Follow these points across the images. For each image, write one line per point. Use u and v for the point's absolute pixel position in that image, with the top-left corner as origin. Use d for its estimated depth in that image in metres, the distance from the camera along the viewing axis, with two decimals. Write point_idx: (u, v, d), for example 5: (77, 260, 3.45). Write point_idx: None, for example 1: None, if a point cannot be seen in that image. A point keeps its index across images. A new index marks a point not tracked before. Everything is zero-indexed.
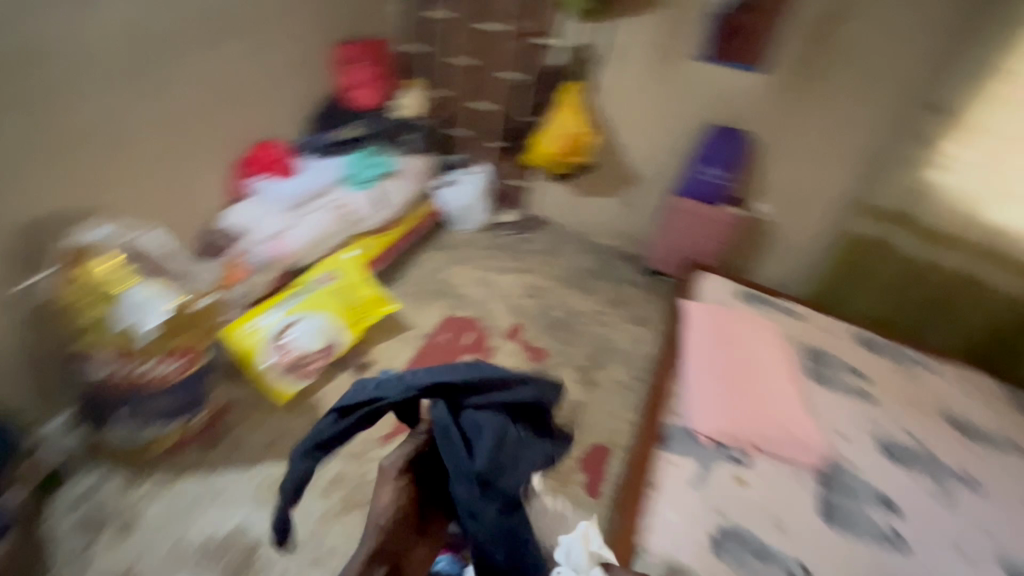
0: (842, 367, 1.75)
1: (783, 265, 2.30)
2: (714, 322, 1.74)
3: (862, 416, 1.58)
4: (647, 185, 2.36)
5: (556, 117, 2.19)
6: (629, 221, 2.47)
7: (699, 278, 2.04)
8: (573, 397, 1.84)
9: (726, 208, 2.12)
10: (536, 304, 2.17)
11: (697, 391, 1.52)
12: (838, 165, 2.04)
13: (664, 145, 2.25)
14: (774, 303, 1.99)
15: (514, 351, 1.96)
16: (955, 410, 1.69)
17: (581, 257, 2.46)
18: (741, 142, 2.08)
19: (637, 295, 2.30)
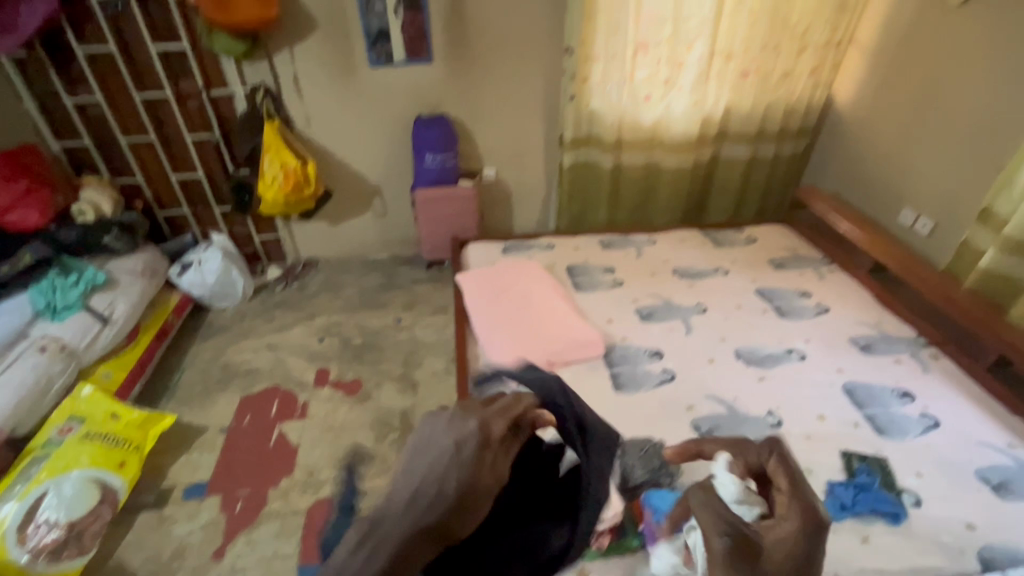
0: (596, 269, 2.12)
1: (530, 210, 2.65)
2: (484, 282, 1.94)
3: (619, 300, 1.94)
4: (390, 189, 2.47)
5: (271, 160, 2.10)
6: (392, 228, 2.57)
7: (465, 251, 2.23)
8: (401, 406, 1.85)
9: (461, 183, 2.33)
10: (335, 341, 2.13)
11: (491, 344, 1.68)
12: (527, 115, 2.38)
13: (385, 149, 2.36)
14: (531, 244, 2.28)
15: (329, 395, 1.89)
16: (677, 264, 2.16)
17: (362, 279, 2.49)
18: (447, 124, 2.25)
19: (427, 289, 2.41)
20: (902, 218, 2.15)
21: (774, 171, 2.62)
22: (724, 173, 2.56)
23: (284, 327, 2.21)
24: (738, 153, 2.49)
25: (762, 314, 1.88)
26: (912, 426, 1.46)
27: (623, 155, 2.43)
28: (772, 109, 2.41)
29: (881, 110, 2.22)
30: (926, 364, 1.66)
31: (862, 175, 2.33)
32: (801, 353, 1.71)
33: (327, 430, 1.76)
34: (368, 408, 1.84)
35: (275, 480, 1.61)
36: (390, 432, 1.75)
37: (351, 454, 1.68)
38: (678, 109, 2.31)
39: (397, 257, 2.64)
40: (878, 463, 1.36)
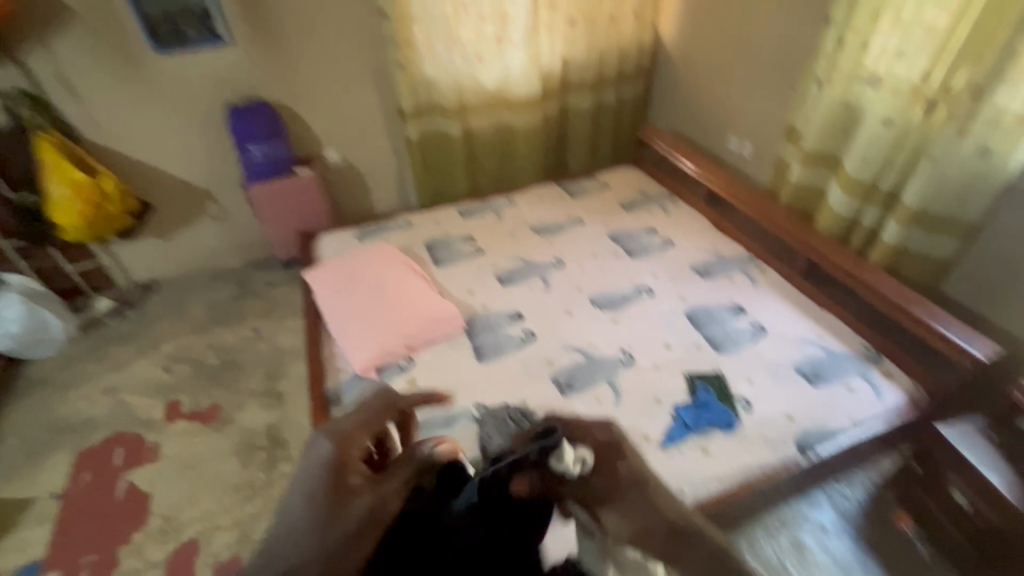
0: (456, 240, 2.08)
1: (388, 189, 2.53)
2: (334, 275, 1.82)
3: (479, 269, 1.92)
4: (222, 191, 2.22)
5: (53, 181, 1.78)
6: (235, 232, 2.34)
7: (315, 244, 2.08)
8: (266, 422, 1.72)
9: (298, 172, 2.14)
10: (186, 367, 1.93)
11: (345, 339, 1.59)
12: (359, 89, 2.22)
13: (204, 147, 2.10)
14: (388, 225, 2.17)
15: (183, 429, 1.72)
16: (535, 222, 2.17)
17: (212, 293, 2.26)
18: (270, 112, 2.05)
19: (286, 291, 2.25)
20: (731, 146, 2.30)
21: (621, 116, 2.68)
22: (574, 124, 2.58)
23: (122, 363, 1.96)
24: (583, 103, 2.50)
25: (615, 259, 1.95)
26: (744, 338, 1.60)
27: (469, 119, 2.35)
28: (606, 55, 2.44)
29: (700, 44, 2.32)
30: (753, 278, 1.82)
31: (696, 110, 2.45)
32: (650, 289, 1.80)
33: (184, 467, 1.60)
34: (230, 432, 1.70)
35: (127, 536, 1.45)
36: (256, 453, 1.63)
37: (213, 488, 1.55)
38: (514, 66, 2.24)
39: (250, 262, 2.42)
40: (715, 378, 1.48)
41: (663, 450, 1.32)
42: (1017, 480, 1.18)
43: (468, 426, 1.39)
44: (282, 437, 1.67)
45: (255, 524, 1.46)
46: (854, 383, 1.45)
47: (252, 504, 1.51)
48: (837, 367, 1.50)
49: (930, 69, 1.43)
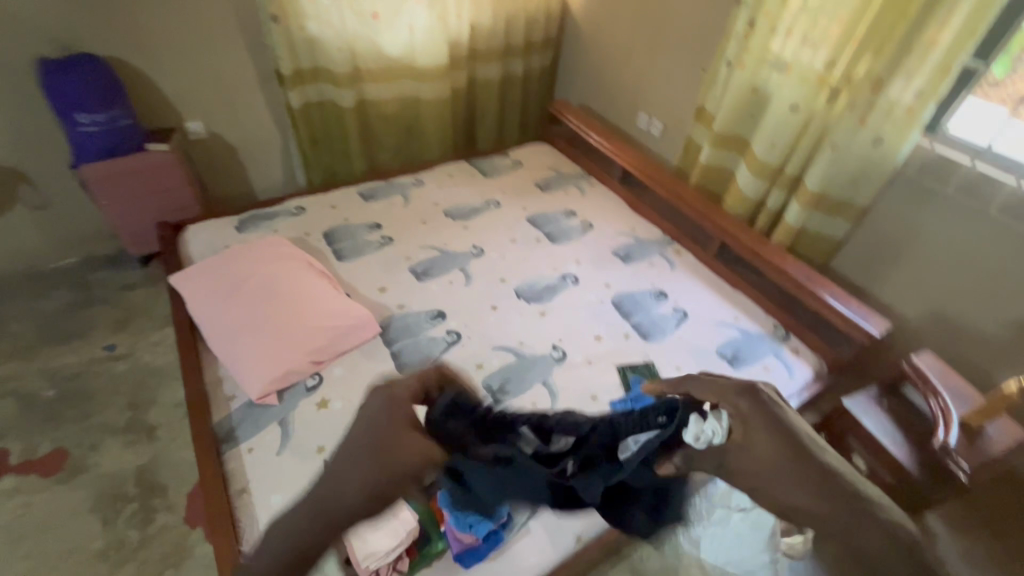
0: (359, 228, 1.83)
1: (270, 166, 2.16)
2: (211, 277, 1.50)
3: (389, 261, 1.71)
4: (38, 172, 1.72)
5: None
6: (64, 223, 1.85)
7: (181, 238, 1.70)
8: (134, 464, 1.40)
9: (149, 148, 1.72)
10: (9, 405, 1.50)
11: (234, 359, 1.32)
12: (224, 45, 1.82)
13: (6, 114, 1.60)
14: (273, 211, 1.85)
15: (13, 487, 1.34)
16: (447, 206, 1.98)
17: (38, 302, 1.78)
18: (95, 66, 1.57)
19: (145, 295, 1.84)
20: (640, 123, 2.29)
21: (529, 87, 2.55)
22: (482, 95, 2.40)
23: None
24: (491, 73, 2.32)
25: (536, 245, 1.85)
26: (669, 324, 1.61)
27: (365, 87, 2.06)
28: (514, 20, 2.26)
29: (609, 15, 2.24)
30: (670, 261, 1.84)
31: (605, 85, 2.39)
32: (575, 277, 1.74)
33: (19, 538, 1.25)
34: (84, 483, 1.35)
35: None
36: (124, 506, 1.32)
37: (65, 560, 1.22)
38: (416, 28, 1.97)
39: (92, 259, 1.94)
40: (647, 368, 1.47)
41: None
42: (906, 442, 1.32)
43: None
44: (158, 481, 1.37)
45: None
46: (770, 362, 1.53)
47: (123, 572, 1.22)
48: (753, 347, 1.56)
49: (833, 58, 1.48)
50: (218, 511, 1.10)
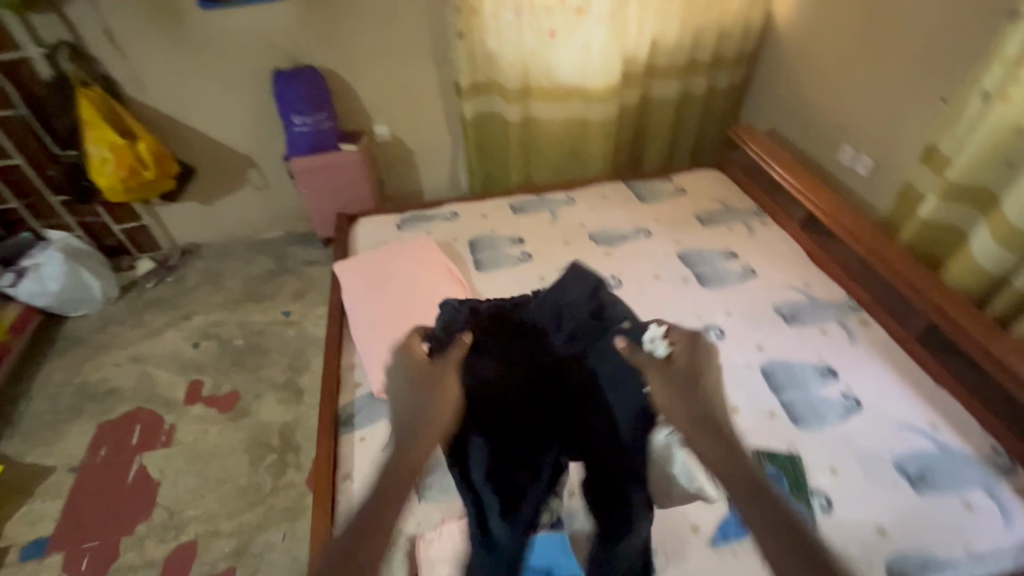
0: (503, 240, 1.86)
1: (438, 169, 2.33)
2: (365, 270, 1.66)
3: (523, 279, 1.71)
4: (265, 160, 2.11)
5: (92, 140, 1.70)
6: (276, 203, 2.23)
7: (353, 229, 1.93)
8: (281, 420, 1.63)
9: (343, 147, 1.98)
10: (212, 345, 1.87)
11: (367, 350, 1.44)
12: (416, 60, 2.00)
13: (249, 111, 1.97)
14: (431, 214, 1.99)
15: (199, 414, 1.66)
16: (594, 228, 1.91)
17: (248, 265, 2.18)
18: (313, 76, 1.85)
19: (321, 272, 2.13)
20: (841, 157, 1.92)
21: (709, 106, 2.32)
22: (654, 114, 2.26)
23: (154, 332, 1.92)
24: (668, 90, 2.17)
25: (682, 285, 1.67)
26: (831, 412, 1.31)
27: (533, 101, 2.08)
28: (702, 34, 2.07)
29: (823, 29, 1.90)
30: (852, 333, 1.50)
31: (803, 108, 2.06)
32: (719, 330, 1.52)
33: (195, 458, 1.54)
34: (244, 426, 1.61)
35: (132, 526, 1.41)
36: (267, 454, 1.54)
37: (218, 486, 1.47)
38: (592, 44, 1.92)
39: (290, 235, 2.32)
40: (789, 461, 1.21)
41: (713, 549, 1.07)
42: None
43: None
44: (294, 441, 1.57)
45: (254, 536, 1.38)
46: (975, 499, 1.15)
47: (253, 513, 1.42)
48: (953, 472, 1.19)
49: None
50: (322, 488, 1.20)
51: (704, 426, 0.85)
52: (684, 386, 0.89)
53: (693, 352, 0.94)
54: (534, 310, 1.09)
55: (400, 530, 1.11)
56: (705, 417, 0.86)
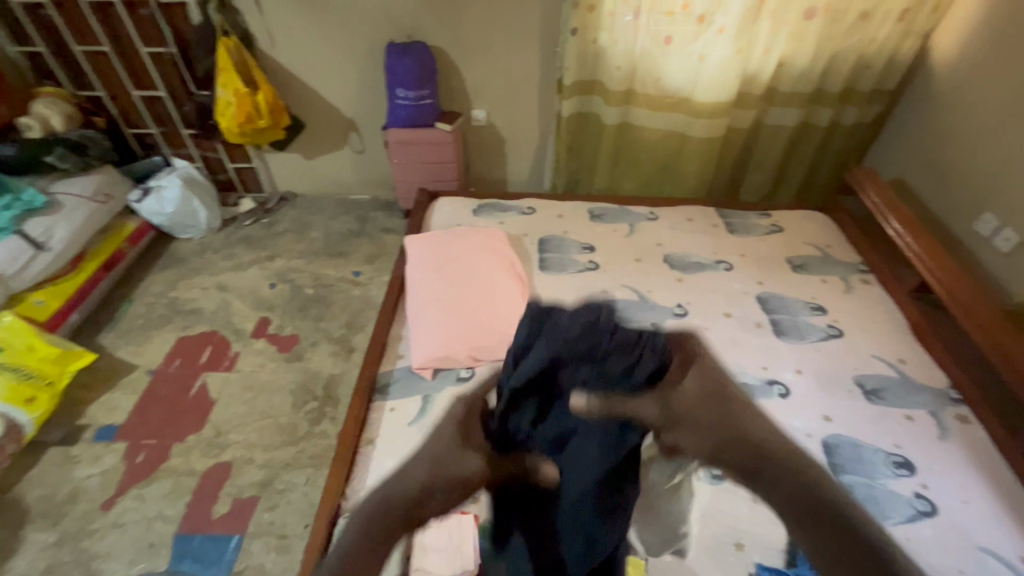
0: (573, 245, 1.82)
1: (527, 161, 2.32)
2: (432, 247, 1.70)
3: (584, 288, 1.66)
4: (367, 126, 2.21)
5: (222, 85, 1.88)
6: (369, 168, 2.34)
7: (431, 206, 1.98)
8: (329, 372, 1.71)
9: (438, 126, 2.03)
10: (286, 289, 2.00)
11: (416, 326, 1.47)
12: (525, 51, 1.99)
13: (359, 78, 2.07)
14: (508, 205, 1.99)
15: (261, 349, 1.79)
16: (671, 250, 1.81)
17: (333, 221, 2.32)
18: (422, 52, 1.91)
19: (395, 241, 2.21)
20: (979, 226, 1.66)
21: (830, 143, 2.11)
22: (765, 141, 2.09)
23: (240, 266, 2.10)
24: (787, 118, 1.99)
25: (753, 329, 1.54)
26: (897, 511, 1.14)
27: (635, 108, 2.00)
28: (838, 62, 1.87)
29: (989, 76, 1.65)
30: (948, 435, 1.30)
31: (944, 163, 1.80)
32: (784, 388, 1.38)
33: (248, 389, 1.67)
34: (296, 369, 1.72)
35: (184, 436, 1.55)
36: (309, 401, 1.63)
37: (262, 419, 1.59)
38: (709, 57, 1.80)
39: (377, 200, 2.43)
40: None
41: None
42: None
43: None
44: (335, 394, 1.65)
45: (281, 473, 1.47)
46: None
47: (284, 451, 1.52)
48: None
49: None
50: (342, 447, 1.24)
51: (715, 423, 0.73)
52: (684, 416, 0.76)
53: (700, 377, 0.80)
54: (546, 342, 0.91)
55: None
56: (666, 405, 0.79)
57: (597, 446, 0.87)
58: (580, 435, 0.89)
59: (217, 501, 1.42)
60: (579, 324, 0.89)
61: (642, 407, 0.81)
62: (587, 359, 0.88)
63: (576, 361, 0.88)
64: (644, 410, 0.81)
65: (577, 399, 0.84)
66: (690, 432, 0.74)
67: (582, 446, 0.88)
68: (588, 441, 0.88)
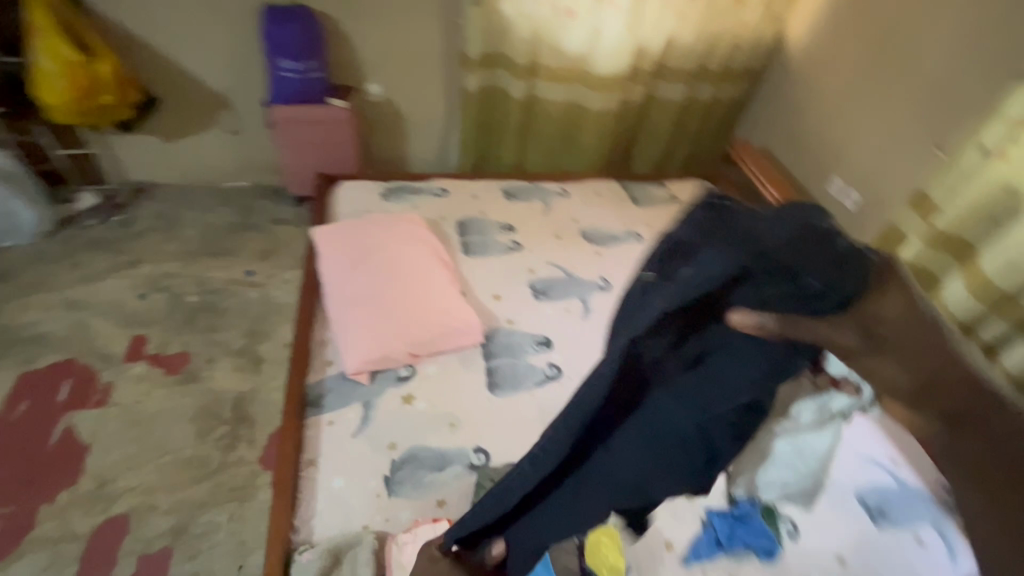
0: (493, 225, 1.78)
1: (429, 139, 2.20)
2: (344, 238, 1.55)
3: (511, 269, 1.64)
4: (241, 102, 1.92)
5: (41, 50, 1.49)
6: (247, 150, 2.05)
7: (333, 192, 1.80)
8: (235, 390, 1.50)
9: (331, 102, 1.83)
10: (162, 298, 1.70)
11: (343, 327, 1.35)
12: (422, 20, 1.86)
13: (228, 44, 1.79)
14: (418, 187, 1.88)
15: (142, 373, 1.50)
16: (586, 225, 1.86)
17: (209, 214, 2.00)
18: (307, 17, 1.70)
19: (290, 233, 1.98)
20: (830, 188, 1.95)
21: (709, 117, 2.31)
22: (656, 116, 2.22)
23: (93, 277, 1.72)
24: (674, 93, 2.13)
25: None
26: None
27: (539, 83, 2.00)
28: (716, 42, 2.04)
29: (833, 58, 1.92)
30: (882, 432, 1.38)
31: (801, 134, 2.08)
32: None
33: (133, 423, 1.40)
34: (193, 392, 1.48)
35: (53, 493, 1.26)
36: (216, 426, 1.42)
37: (159, 457, 1.35)
38: (605, 32, 1.85)
39: (260, 188, 2.14)
40: None
41: (685, 566, 1.11)
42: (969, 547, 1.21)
43: (462, 476, 1.15)
44: (248, 414, 1.45)
45: (196, 514, 1.27)
46: (927, 534, 1.20)
47: (195, 489, 1.31)
48: (909, 507, 1.23)
49: None
50: (279, 474, 1.10)
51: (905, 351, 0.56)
52: (877, 347, 0.58)
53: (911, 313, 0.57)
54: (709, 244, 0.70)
55: (366, 526, 1.06)
56: (867, 327, 0.60)
57: (746, 386, 0.66)
58: (721, 354, 0.67)
59: (115, 563, 1.18)
60: (794, 232, 0.67)
61: (829, 330, 0.61)
62: (779, 274, 0.65)
63: (773, 268, 0.65)
64: (838, 334, 0.61)
65: (738, 314, 0.65)
66: (898, 363, 0.56)
67: (719, 373, 0.67)
68: (735, 365, 0.67)
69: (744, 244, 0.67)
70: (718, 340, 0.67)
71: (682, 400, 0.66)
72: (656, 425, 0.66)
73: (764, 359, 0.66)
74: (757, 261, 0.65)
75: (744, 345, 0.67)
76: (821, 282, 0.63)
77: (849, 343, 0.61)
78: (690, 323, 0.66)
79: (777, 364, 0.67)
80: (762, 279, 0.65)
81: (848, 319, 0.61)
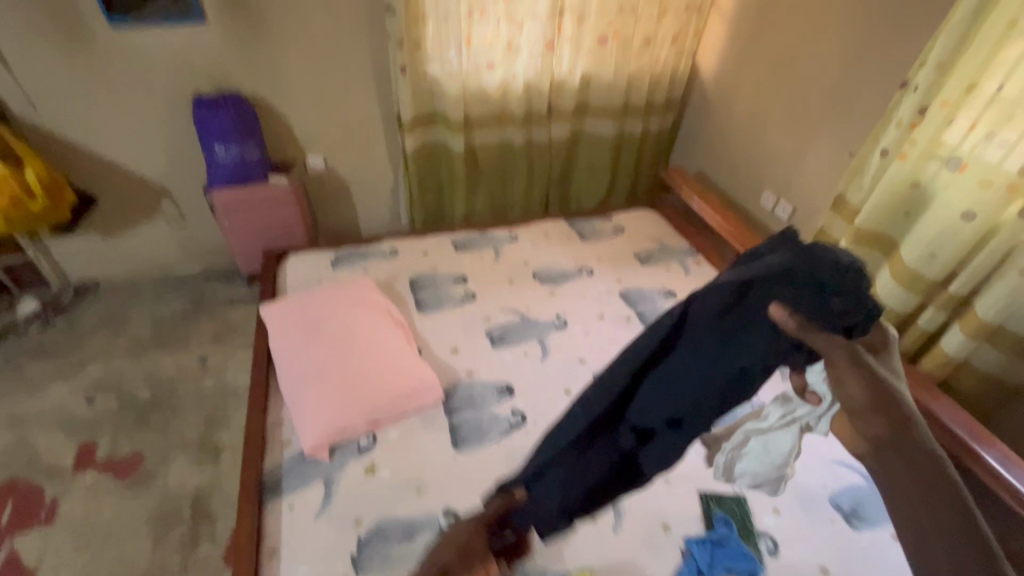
0: (445, 279, 1.80)
1: (377, 202, 2.24)
2: (294, 312, 1.55)
3: (467, 321, 1.65)
4: (182, 190, 1.94)
5: None
6: (194, 236, 2.05)
7: (282, 267, 1.80)
8: (194, 485, 1.44)
9: (271, 179, 1.86)
10: (111, 399, 1.64)
11: (298, 404, 1.32)
12: (353, 91, 1.94)
13: (163, 137, 1.82)
14: (368, 250, 1.90)
15: (92, 483, 1.43)
16: (538, 266, 1.90)
17: (159, 304, 1.97)
18: (238, 104, 1.75)
19: (243, 313, 1.96)
20: (763, 201, 2.05)
21: (643, 149, 2.43)
22: (592, 153, 2.33)
23: (36, 387, 1.65)
24: (603, 130, 2.23)
25: (624, 324, 1.69)
26: None
27: (474, 135, 2.08)
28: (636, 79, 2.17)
29: (742, 82, 2.06)
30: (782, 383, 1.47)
31: (728, 155, 2.20)
32: None
33: (83, 537, 1.32)
34: (147, 495, 1.41)
35: None
36: (175, 527, 1.35)
37: (113, 571, 1.26)
38: None
39: (210, 271, 2.13)
40: (736, 505, 1.22)
41: None
42: None
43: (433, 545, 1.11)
44: (209, 509, 1.39)
45: None
46: None
47: None
48: (880, 504, 1.25)
49: None
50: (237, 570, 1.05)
51: (902, 497, 0.65)
52: (868, 388, 0.68)
53: (870, 381, 0.68)
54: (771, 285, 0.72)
55: None
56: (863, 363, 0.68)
57: (759, 369, 0.73)
58: (732, 349, 0.74)
59: None
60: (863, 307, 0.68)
61: (844, 371, 0.69)
62: (842, 285, 0.69)
63: (838, 289, 0.69)
64: (834, 352, 0.68)
65: (778, 309, 0.70)
66: (865, 389, 0.68)
67: (697, 376, 0.76)
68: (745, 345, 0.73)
69: (824, 277, 0.70)
70: (742, 313, 0.74)
71: (714, 337, 0.75)
72: (677, 377, 0.77)
73: (778, 331, 0.71)
74: (835, 305, 0.68)
75: (759, 333, 0.72)
76: (850, 321, 0.68)
77: (848, 383, 0.69)
78: (732, 299, 0.74)
79: (785, 354, 0.72)
80: (846, 292, 0.69)
81: (848, 345, 0.68)
